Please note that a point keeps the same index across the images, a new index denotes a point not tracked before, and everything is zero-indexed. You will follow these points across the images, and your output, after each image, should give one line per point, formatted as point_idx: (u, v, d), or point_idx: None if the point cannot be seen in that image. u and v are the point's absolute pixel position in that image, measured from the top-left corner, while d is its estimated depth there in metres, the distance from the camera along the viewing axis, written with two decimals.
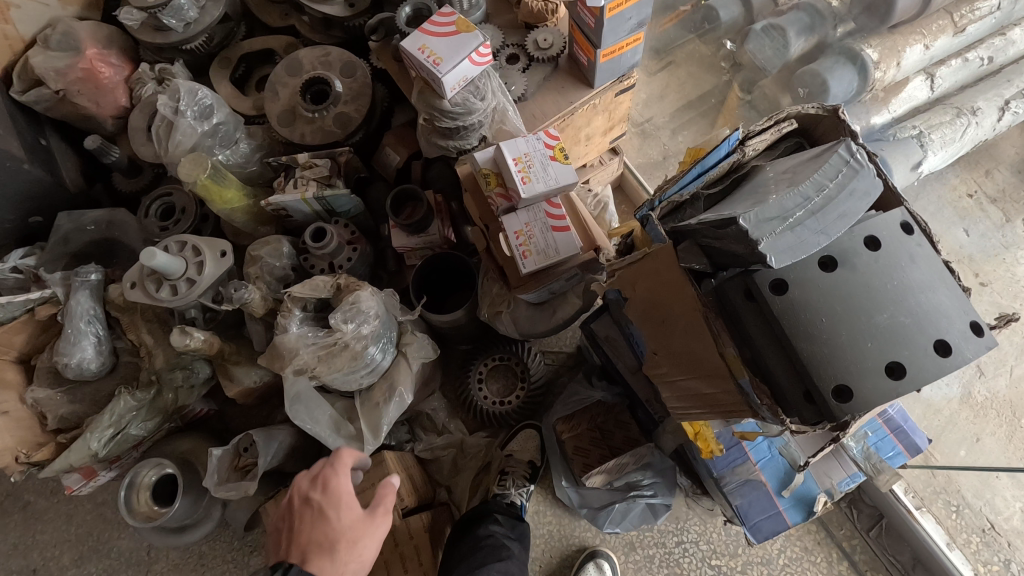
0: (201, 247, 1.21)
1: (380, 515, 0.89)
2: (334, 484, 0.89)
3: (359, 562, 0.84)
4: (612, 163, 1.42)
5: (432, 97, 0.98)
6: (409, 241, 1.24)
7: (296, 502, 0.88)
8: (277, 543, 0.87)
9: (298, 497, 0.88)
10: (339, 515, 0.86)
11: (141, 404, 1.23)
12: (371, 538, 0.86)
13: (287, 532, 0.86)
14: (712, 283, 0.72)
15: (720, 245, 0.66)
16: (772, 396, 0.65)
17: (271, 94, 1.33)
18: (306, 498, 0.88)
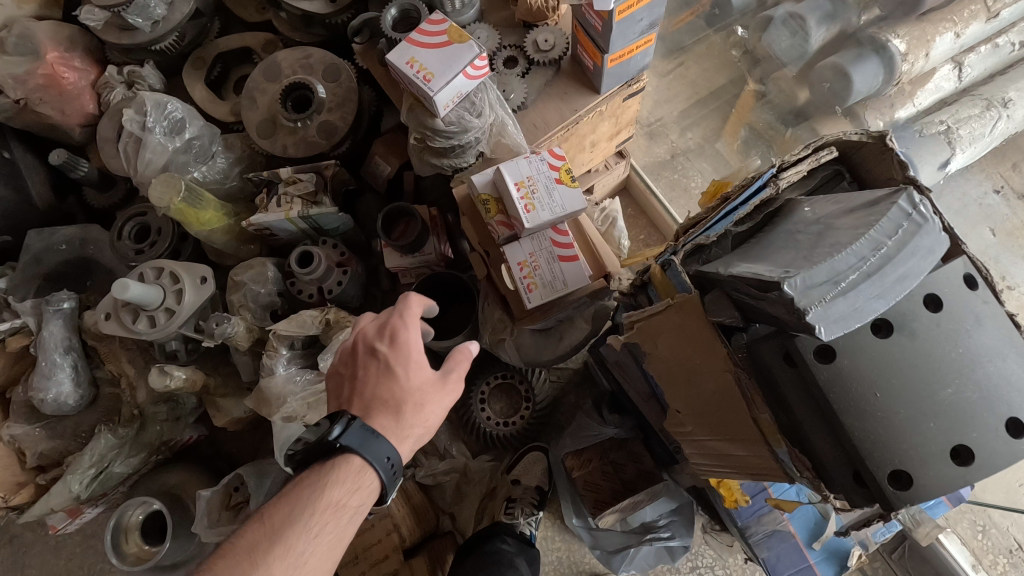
0: (179, 273, 1.13)
1: (450, 381, 0.78)
2: (403, 337, 0.78)
3: (423, 427, 0.76)
4: (619, 166, 1.32)
5: (423, 114, 0.89)
6: (403, 261, 1.16)
7: (361, 351, 0.79)
8: (337, 391, 0.79)
9: (364, 344, 0.79)
10: (406, 372, 0.76)
11: (123, 440, 1.16)
12: (439, 404, 0.77)
13: (349, 379, 0.78)
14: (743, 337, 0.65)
15: (756, 303, 0.58)
16: (814, 470, 0.58)
17: (249, 102, 1.22)
18: (371, 349, 0.78)
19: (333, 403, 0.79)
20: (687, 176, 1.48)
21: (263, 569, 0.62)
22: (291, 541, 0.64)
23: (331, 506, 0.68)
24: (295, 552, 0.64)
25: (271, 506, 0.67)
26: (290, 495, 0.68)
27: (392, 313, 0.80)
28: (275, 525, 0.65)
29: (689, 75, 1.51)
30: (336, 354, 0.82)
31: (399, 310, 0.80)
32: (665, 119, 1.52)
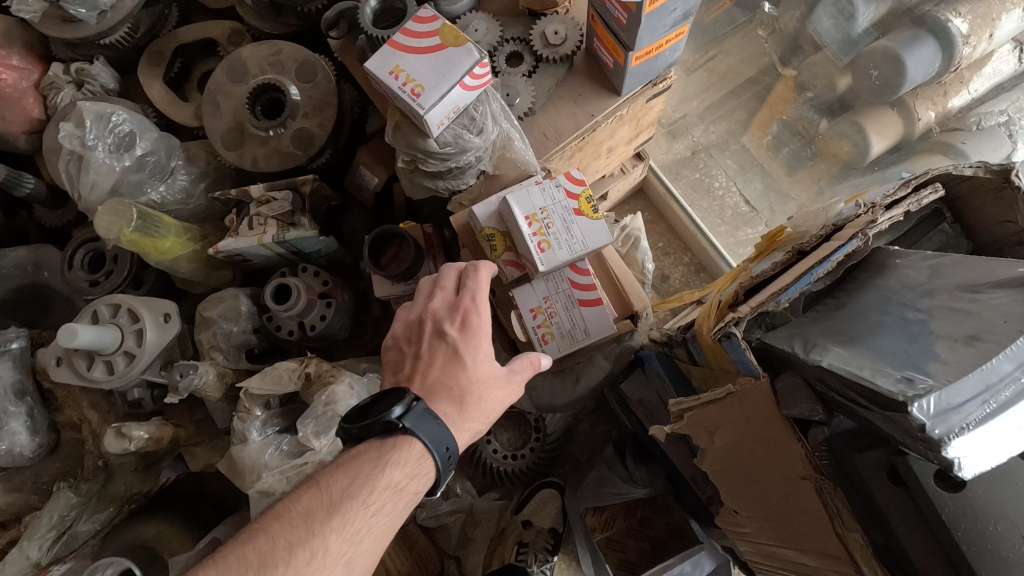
0: (139, 311, 0.99)
1: (512, 381, 0.72)
2: (475, 321, 0.73)
3: (480, 423, 0.70)
4: (637, 170, 1.17)
5: (411, 134, 0.74)
6: (395, 290, 1.01)
7: (428, 328, 0.74)
8: (397, 363, 0.74)
9: (432, 321, 0.74)
10: (472, 362, 0.71)
11: (86, 497, 1.05)
12: (501, 400, 0.71)
13: (412, 355, 0.73)
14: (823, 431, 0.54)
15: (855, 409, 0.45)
16: None
17: (211, 107, 1.06)
18: (440, 329, 0.73)
19: (388, 377, 0.74)
20: (710, 176, 1.35)
21: (320, 539, 0.57)
22: (350, 515, 0.59)
23: (389, 488, 0.62)
24: (352, 529, 0.59)
25: (329, 474, 0.62)
26: (349, 466, 0.63)
27: (466, 292, 0.74)
28: (334, 496, 0.60)
29: (721, 67, 1.35)
30: (399, 323, 0.76)
31: (471, 290, 0.74)
32: (690, 115, 1.38)
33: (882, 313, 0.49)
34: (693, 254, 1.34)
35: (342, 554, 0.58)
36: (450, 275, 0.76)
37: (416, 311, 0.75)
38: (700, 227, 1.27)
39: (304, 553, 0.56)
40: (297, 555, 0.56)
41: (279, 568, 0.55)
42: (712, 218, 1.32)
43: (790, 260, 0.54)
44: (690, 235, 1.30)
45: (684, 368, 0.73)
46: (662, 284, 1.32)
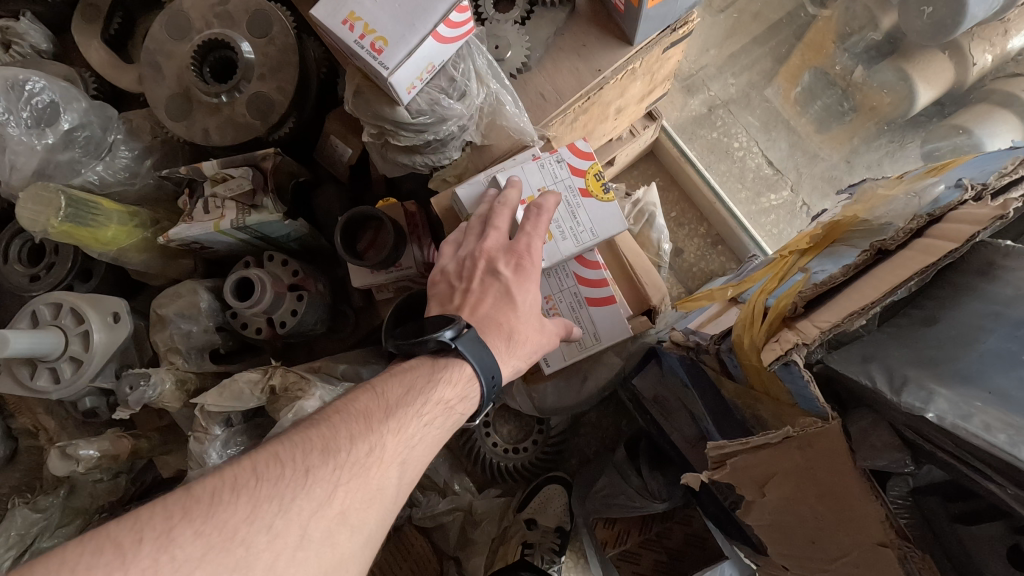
0: (82, 311, 0.86)
1: (553, 331, 0.64)
2: (530, 261, 0.62)
3: (524, 360, 0.62)
4: (648, 131, 1.02)
5: (376, 101, 0.59)
6: (375, 278, 0.89)
7: (482, 265, 0.62)
8: (441, 296, 0.63)
9: (485, 259, 0.63)
10: (525, 307, 0.62)
11: (48, 513, 0.93)
12: (540, 346, 0.63)
13: (461, 291, 0.63)
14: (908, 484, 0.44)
15: (959, 467, 0.36)
16: None
17: (152, 70, 0.91)
18: (494, 268, 0.62)
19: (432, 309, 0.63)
20: (730, 135, 1.20)
21: (377, 437, 0.49)
22: (405, 421, 0.52)
23: (441, 404, 0.54)
24: (407, 434, 0.51)
25: (380, 380, 0.55)
26: (400, 375, 0.55)
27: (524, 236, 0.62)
28: (391, 400, 0.52)
29: (752, 6, 1.18)
30: (447, 254, 0.65)
31: (530, 234, 0.63)
32: (709, 66, 1.21)
33: (979, 343, 0.40)
34: (709, 225, 1.20)
35: (398, 459, 0.50)
36: (503, 213, 0.64)
37: (467, 247, 0.64)
38: (718, 194, 1.13)
39: (362, 447, 0.48)
40: (355, 446, 0.48)
41: (338, 457, 0.46)
42: (731, 183, 1.18)
43: (865, 261, 0.41)
44: (707, 204, 1.17)
45: (712, 376, 0.62)
46: (676, 258, 1.19)
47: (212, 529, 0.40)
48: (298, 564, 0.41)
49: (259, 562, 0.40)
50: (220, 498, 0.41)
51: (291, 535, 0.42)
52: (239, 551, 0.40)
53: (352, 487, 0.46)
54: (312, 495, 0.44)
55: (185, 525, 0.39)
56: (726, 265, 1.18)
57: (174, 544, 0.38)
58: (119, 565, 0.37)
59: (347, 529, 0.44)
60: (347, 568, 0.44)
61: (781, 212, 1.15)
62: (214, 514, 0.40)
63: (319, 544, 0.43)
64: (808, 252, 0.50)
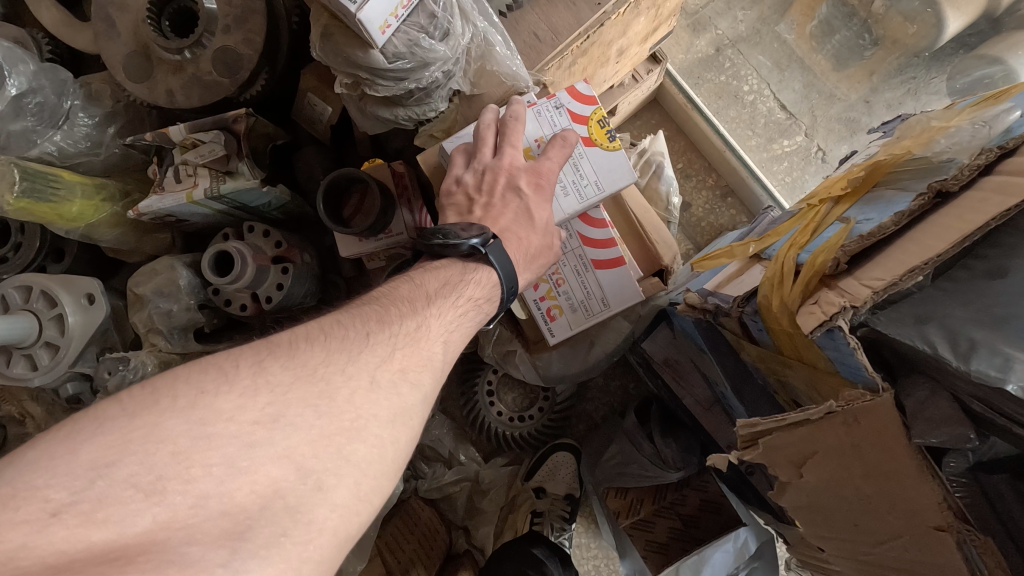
0: (54, 293, 0.81)
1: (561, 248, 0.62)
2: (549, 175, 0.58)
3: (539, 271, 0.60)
4: (652, 76, 0.94)
5: (346, 44, 0.52)
6: (364, 246, 0.83)
7: (502, 180, 0.58)
8: (458, 208, 0.59)
9: (507, 173, 0.58)
10: (543, 225, 0.59)
11: None
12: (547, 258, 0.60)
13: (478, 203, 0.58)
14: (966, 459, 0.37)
15: None
16: None
17: (107, 26, 0.83)
18: (515, 184, 0.58)
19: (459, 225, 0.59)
20: (739, 77, 1.11)
21: (423, 316, 0.48)
22: (446, 308, 0.50)
23: (472, 301, 0.52)
24: (450, 320, 0.50)
25: (414, 275, 0.53)
26: (434, 271, 0.53)
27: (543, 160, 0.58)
28: (431, 289, 0.51)
29: None
30: (460, 165, 0.60)
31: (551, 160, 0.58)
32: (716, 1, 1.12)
33: None
34: (719, 175, 1.13)
35: (444, 337, 0.48)
36: (518, 128, 0.59)
37: (484, 159, 0.59)
38: (728, 141, 1.06)
39: (411, 322, 0.47)
40: (405, 320, 0.47)
41: (393, 325, 0.45)
42: (741, 131, 1.10)
43: (922, 207, 0.35)
44: (716, 153, 1.10)
45: (730, 339, 0.57)
46: (682, 214, 1.13)
47: (296, 364, 0.39)
48: (373, 403, 0.40)
49: (339, 395, 0.39)
50: (297, 346, 0.40)
51: (363, 379, 0.41)
52: (321, 384, 0.39)
53: (408, 353, 0.44)
54: (376, 351, 0.43)
55: (273, 361, 0.39)
56: (737, 218, 1.12)
57: (265, 372, 0.38)
58: (223, 381, 0.37)
59: (409, 384, 0.43)
60: (413, 420, 0.42)
61: (795, 158, 1.08)
62: (296, 354, 0.40)
63: (388, 391, 0.41)
64: (846, 199, 0.44)
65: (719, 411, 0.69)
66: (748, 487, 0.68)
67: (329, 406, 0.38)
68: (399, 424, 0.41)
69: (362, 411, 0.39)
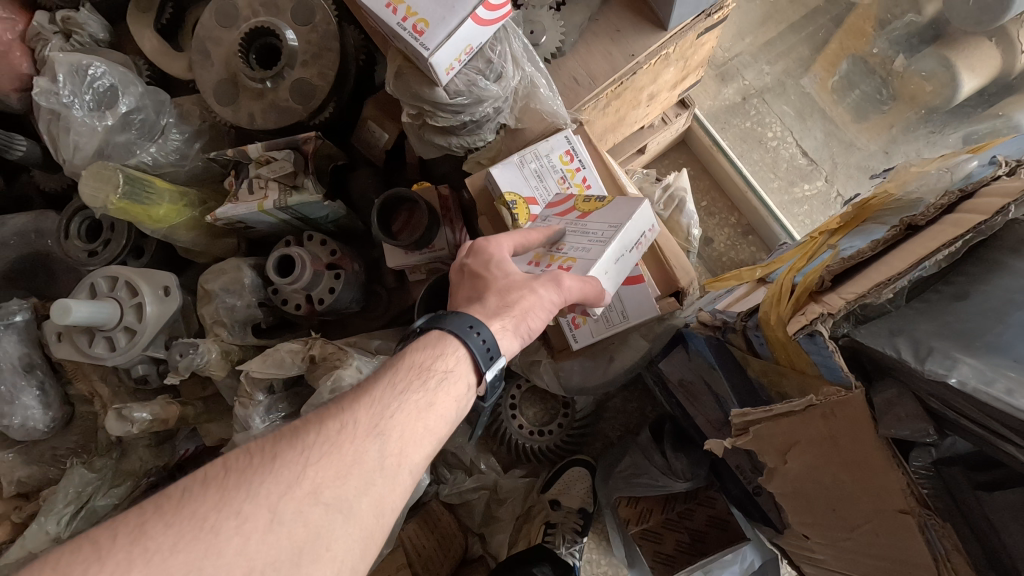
0: (136, 284, 0.92)
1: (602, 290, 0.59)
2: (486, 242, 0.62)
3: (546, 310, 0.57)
4: (680, 119, 1.03)
5: (416, 82, 0.62)
6: (409, 259, 0.92)
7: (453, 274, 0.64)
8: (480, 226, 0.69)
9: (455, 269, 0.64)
10: (502, 274, 0.59)
11: (102, 473, 1.02)
12: (547, 307, 0.57)
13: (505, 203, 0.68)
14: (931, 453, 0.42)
15: (985, 438, 0.37)
16: None
17: (202, 56, 0.96)
18: (461, 266, 0.63)
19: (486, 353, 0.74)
20: (764, 124, 1.20)
21: (348, 415, 0.49)
22: (379, 399, 0.50)
23: (414, 369, 0.53)
24: (384, 408, 0.50)
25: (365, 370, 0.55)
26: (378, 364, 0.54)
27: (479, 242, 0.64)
28: (361, 384, 0.52)
29: None
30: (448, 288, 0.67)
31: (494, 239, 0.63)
32: (743, 53, 1.22)
33: (1009, 319, 0.40)
34: (741, 214, 1.20)
35: (375, 431, 0.49)
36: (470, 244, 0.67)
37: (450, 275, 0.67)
38: (749, 182, 1.14)
39: (330, 429, 0.48)
40: (324, 428, 0.48)
41: (302, 444, 0.46)
42: (764, 174, 1.18)
43: (896, 237, 0.42)
44: (738, 192, 1.17)
45: (737, 356, 0.63)
46: (706, 248, 1.19)
47: (181, 520, 0.41)
48: (270, 547, 0.42)
49: (229, 547, 0.41)
50: (188, 494, 0.43)
51: (259, 519, 0.42)
52: (207, 536, 0.41)
53: (321, 466, 0.45)
54: (278, 478, 0.44)
55: (157, 519, 0.41)
56: (756, 254, 1.17)
57: (146, 537, 0.40)
58: (96, 560, 0.39)
59: (322, 507, 0.44)
60: (328, 548, 0.44)
61: (814, 202, 1.15)
62: (183, 506, 0.42)
63: (291, 524, 0.43)
64: (837, 229, 0.51)
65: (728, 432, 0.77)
66: (755, 506, 0.75)
67: (213, 564, 0.40)
68: (307, 557, 0.43)
69: (254, 560, 0.41)
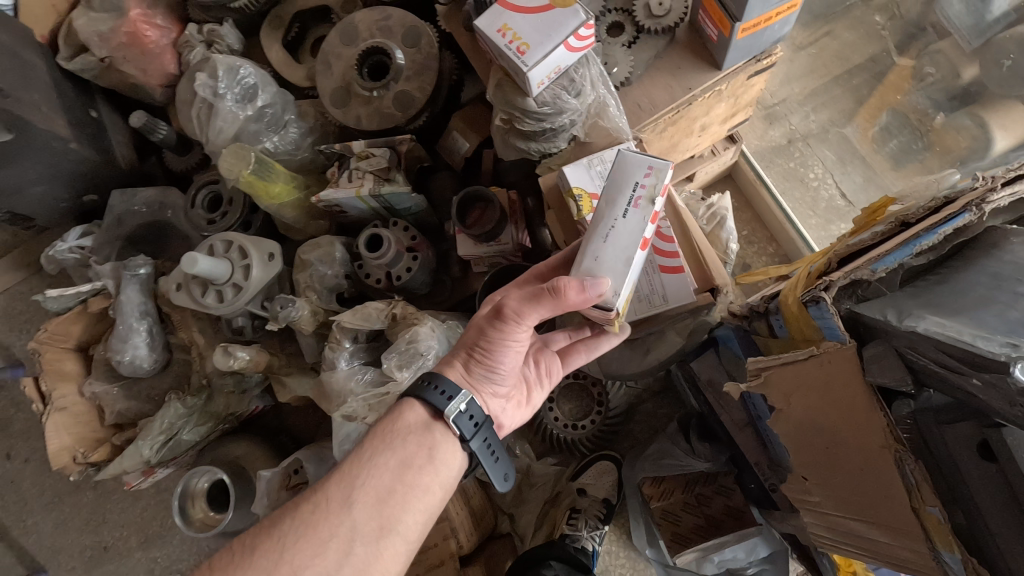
0: (247, 248, 1.08)
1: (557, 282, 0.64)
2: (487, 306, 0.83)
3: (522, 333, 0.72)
4: (727, 152, 1.15)
5: (512, 93, 0.78)
6: (478, 250, 1.05)
7: None
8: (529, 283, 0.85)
9: None
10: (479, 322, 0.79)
11: (191, 410, 1.17)
12: (492, 336, 0.72)
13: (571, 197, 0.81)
14: (908, 405, 0.57)
15: (946, 377, 0.47)
16: None
17: (324, 66, 1.15)
18: None
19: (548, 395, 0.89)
20: (807, 165, 1.30)
21: (319, 497, 0.62)
22: (348, 477, 0.64)
23: (379, 441, 0.67)
24: (351, 484, 0.63)
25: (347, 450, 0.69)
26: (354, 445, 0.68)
27: None
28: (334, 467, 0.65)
29: (832, 46, 1.31)
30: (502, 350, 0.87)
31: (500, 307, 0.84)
32: (790, 100, 1.34)
33: (991, 298, 0.49)
34: (778, 246, 1.30)
35: (345, 504, 0.62)
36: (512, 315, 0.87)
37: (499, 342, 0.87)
38: (787, 215, 1.24)
39: (304, 512, 0.61)
40: (298, 513, 0.61)
41: (278, 531, 0.59)
42: (804, 211, 1.26)
43: (891, 231, 0.53)
44: (776, 223, 1.27)
45: (761, 344, 0.73)
46: (742, 272, 1.29)
47: None
48: None
49: None
50: None
51: None
52: None
53: (299, 547, 0.59)
54: (262, 563, 0.57)
55: None
56: None
57: None
58: None
59: None
60: None
61: None
62: None
63: None
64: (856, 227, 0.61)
65: (748, 426, 0.87)
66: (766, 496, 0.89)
67: None
68: None
69: None
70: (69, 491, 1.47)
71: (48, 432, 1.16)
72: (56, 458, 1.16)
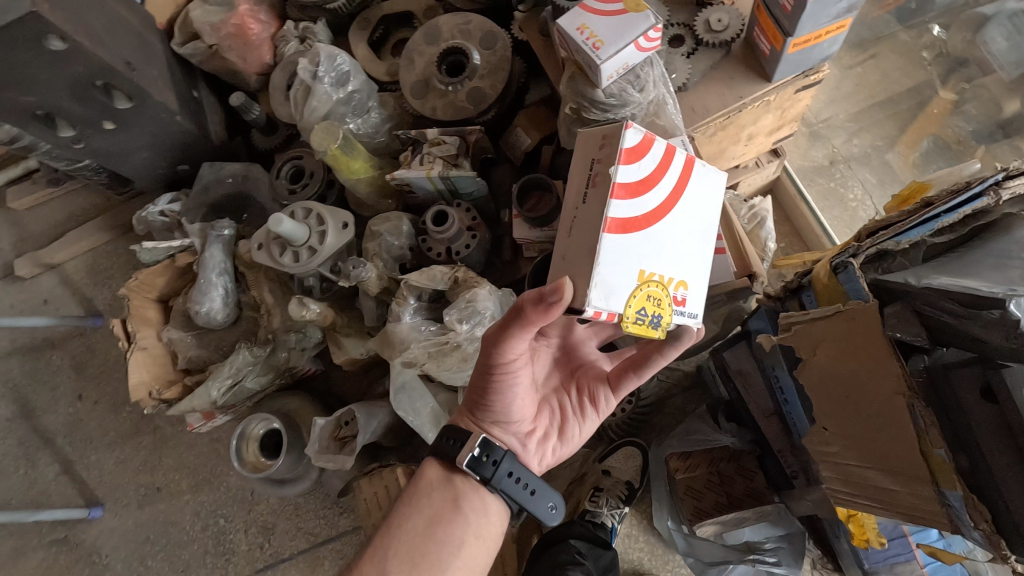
0: (324, 216, 1.21)
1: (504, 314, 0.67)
2: None
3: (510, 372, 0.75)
4: (771, 165, 1.23)
5: (583, 85, 0.89)
6: (532, 234, 1.15)
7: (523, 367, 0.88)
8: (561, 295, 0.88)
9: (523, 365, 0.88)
10: None
11: (257, 359, 1.29)
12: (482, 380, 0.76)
13: None
14: (924, 360, 0.65)
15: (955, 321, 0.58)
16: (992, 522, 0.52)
17: (407, 62, 1.28)
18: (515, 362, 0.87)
19: (595, 425, 0.89)
20: (846, 186, 1.36)
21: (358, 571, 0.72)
22: (381, 546, 0.74)
23: (404, 506, 0.76)
24: (383, 553, 0.73)
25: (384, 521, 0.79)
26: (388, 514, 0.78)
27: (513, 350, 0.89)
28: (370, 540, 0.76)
29: (874, 74, 1.38)
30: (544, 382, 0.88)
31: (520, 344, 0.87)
32: (833, 123, 1.41)
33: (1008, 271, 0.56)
34: None
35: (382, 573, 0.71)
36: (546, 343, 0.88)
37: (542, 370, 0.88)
38: (825, 229, 1.29)
39: None
40: None
41: None
42: (842, 228, 1.32)
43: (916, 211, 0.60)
44: (813, 237, 1.33)
45: None
46: None
47: None
48: None
49: None
50: None
51: None
52: None
53: None
54: None
55: None
56: None
57: None
58: None
59: None
60: None
61: None
62: None
63: None
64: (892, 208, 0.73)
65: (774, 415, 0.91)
66: (787, 479, 0.95)
67: None
68: None
69: None
70: (129, 433, 1.59)
71: (130, 368, 1.29)
72: (134, 392, 1.29)
